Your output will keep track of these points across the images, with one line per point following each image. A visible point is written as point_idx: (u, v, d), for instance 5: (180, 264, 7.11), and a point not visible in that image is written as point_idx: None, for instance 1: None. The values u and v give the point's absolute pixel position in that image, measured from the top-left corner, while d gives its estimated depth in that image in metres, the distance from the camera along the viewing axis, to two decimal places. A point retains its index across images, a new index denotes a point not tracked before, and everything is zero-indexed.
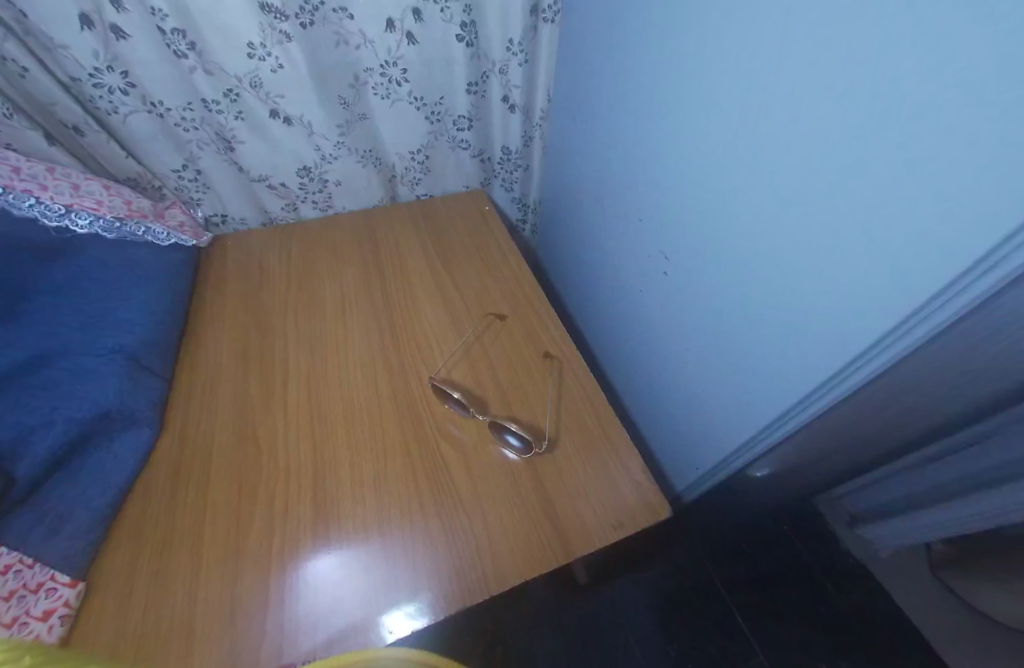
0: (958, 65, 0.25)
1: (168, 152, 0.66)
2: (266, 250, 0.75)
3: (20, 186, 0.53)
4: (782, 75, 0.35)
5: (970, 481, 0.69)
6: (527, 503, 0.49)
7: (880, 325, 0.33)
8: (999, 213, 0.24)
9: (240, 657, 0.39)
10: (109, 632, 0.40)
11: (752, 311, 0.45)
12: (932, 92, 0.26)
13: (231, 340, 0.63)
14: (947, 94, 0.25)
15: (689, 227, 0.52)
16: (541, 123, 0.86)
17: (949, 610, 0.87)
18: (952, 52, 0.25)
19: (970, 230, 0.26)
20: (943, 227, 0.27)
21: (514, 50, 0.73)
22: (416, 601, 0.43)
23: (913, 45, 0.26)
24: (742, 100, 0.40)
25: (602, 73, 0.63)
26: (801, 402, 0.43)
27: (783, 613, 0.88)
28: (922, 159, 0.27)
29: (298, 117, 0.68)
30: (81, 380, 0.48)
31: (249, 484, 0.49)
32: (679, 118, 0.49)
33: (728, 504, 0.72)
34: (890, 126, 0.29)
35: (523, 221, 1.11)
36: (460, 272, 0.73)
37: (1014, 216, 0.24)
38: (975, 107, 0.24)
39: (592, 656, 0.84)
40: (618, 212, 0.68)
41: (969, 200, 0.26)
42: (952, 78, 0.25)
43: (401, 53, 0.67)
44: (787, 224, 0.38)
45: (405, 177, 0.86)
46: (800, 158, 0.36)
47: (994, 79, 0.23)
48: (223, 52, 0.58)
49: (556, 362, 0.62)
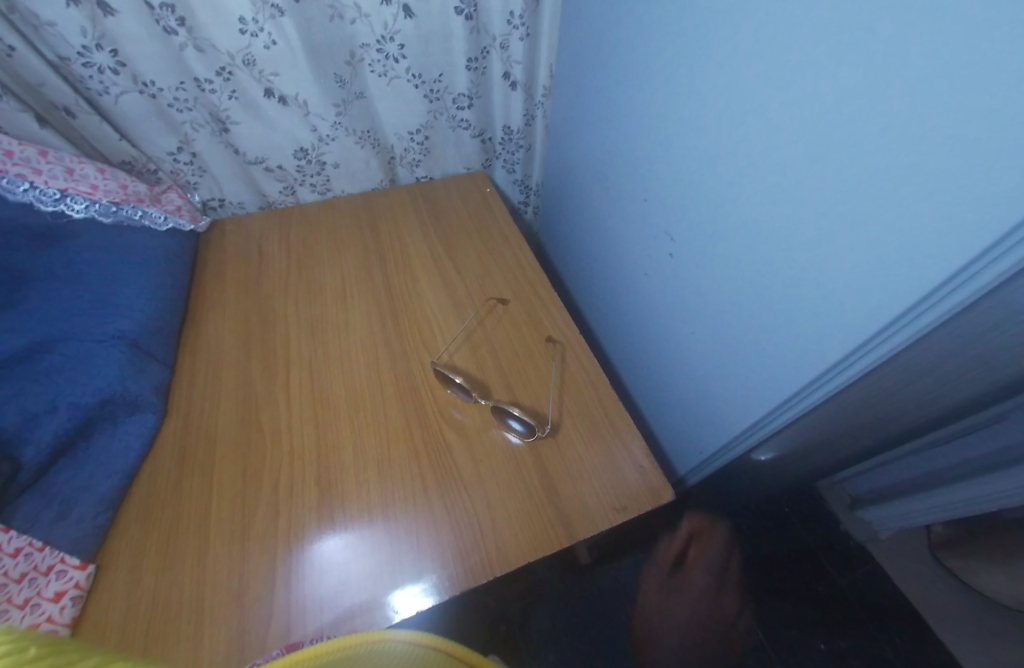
0: (968, 37, 0.23)
1: (162, 134, 0.65)
2: (264, 234, 0.74)
3: (13, 170, 0.52)
4: (795, 37, 0.33)
5: (972, 466, 0.69)
6: (530, 485, 0.49)
7: (891, 306, 0.32)
8: (1014, 200, 0.23)
9: (249, 637, 0.40)
10: (120, 611, 0.41)
11: (759, 294, 0.44)
12: (943, 67, 0.25)
13: (232, 325, 0.62)
14: (965, 65, 0.24)
15: (693, 210, 0.50)
16: (543, 101, 0.84)
17: (951, 592, 0.88)
18: (971, 20, 0.23)
19: (978, 217, 0.25)
20: (941, 212, 0.27)
21: (515, 24, 0.70)
22: (421, 582, 0.43)
23: (921, 18, 0.25)
24: (752, 70, 0.38)
25: (605, 45, 0.60)
26: (809, 387, 0.42)
27: (783, 592, 0.89)
28: (933, 137, 0.26)
29: (293, 97, 0.66)
30: (83, 365, 0.48)
31: (253, 467, 0.50)
32: (685, 91, 0.47)
33: (730, 489, 0.72)
34: (896, 105, 0.28)
35: (526, 203, 1.09)
36: (461, 255, 0.72)
37: (1017, 207, 0.23)
38: (992, 82, 0.23)
39: (593, 634, 0.86)
40: (622, 194, 0.66)
41: (973, 185, 0.25)
42: (960, 53, 0.24)
43: (398, 27, 0.64)
44: (797, 200, 0.37)
45: (404, 158, 0.85)
46: (805, 139, 0.34)
47: (1007, 54, 0.22)
48: (214, 28, 0.56)
49: (559, 345, 0.61)
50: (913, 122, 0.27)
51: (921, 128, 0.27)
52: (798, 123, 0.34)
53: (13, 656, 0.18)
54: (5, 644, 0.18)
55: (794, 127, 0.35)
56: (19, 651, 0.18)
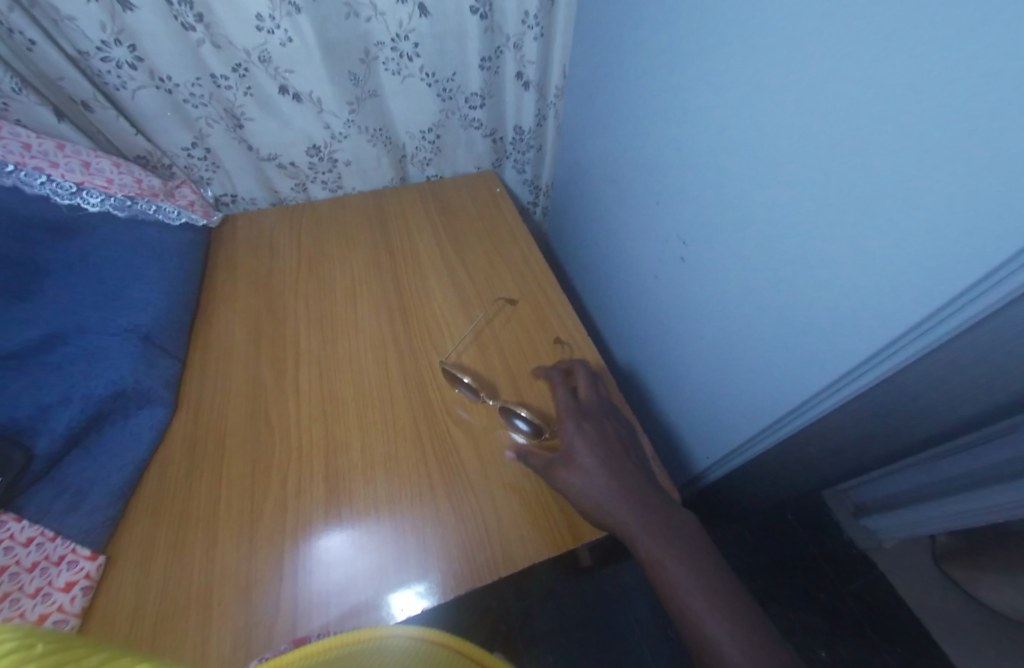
0: (987, 49, 0.23)
1: (177, 130, 0.65)
2: (275, 230, 0.74)
3: (31, 163, 0.53)
4: (814, 43, 0.33)
5: (975, 477, 0.67)
6: (536, 487, 0.49)
7: (903, 318, 0.31)
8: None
9: (256, 631, 0.40)
10: (129, 601, 0.41)
11: (770, 301, 0.44)
12: (963, 79, 0.25)
13: (243, 320, 0.63)
14: (981, 78, 0.24)
15: (705, 214, 0.50)
16: (555, 101, 0.83)
17: (955, 604, 0.87)
18: (987, 36, 0.23)
19: (990, 233, 0.25)
20: (952, 225, 0.27)
21: (529, 24, 0.70)
22: (426, 580, 0.43)
23: (940, 29, 0.25)
24: (769, 75, 0.37)
25: (620, 45, 0.59)
26: (823, 393, 0.41)
27: (784, 598, 0.89)
28: (946, 150, 0.26)
29: (307, 94, 0.67)
30: (96, 359, 0.48)
31: (262, 462, 0.50)
32: (700, 94, 0.46)
33: (736, 495, 0.72)
34: (913, 116, 0.27)
35: (535, 203, 1.08)
36: (471, 254, 0.72)
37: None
38: (1005, 99, 0.23)
39: (593, 635, 0.86)
40: (632, 196, 0.66)
41: (990, 199, 0.25)
42: (979, 66, 0.24)
43: (413, 26, 0.64)
44: (811, 208, 0.36)
45: (415, 157, 0.85)
46: (821, 147, 0.34)
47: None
48: (232, 25, 0.57)
49: (567, 347, 0.61)
50: (925, 135, 0.27)
51: (937, 138, 0.26)
52: (814, 130, 0.34)
53: (19, 653, 0.17)
54: (10, 641, 0.18)
55: (809, 134, 0.35)
56: (26, 649, 0.17)
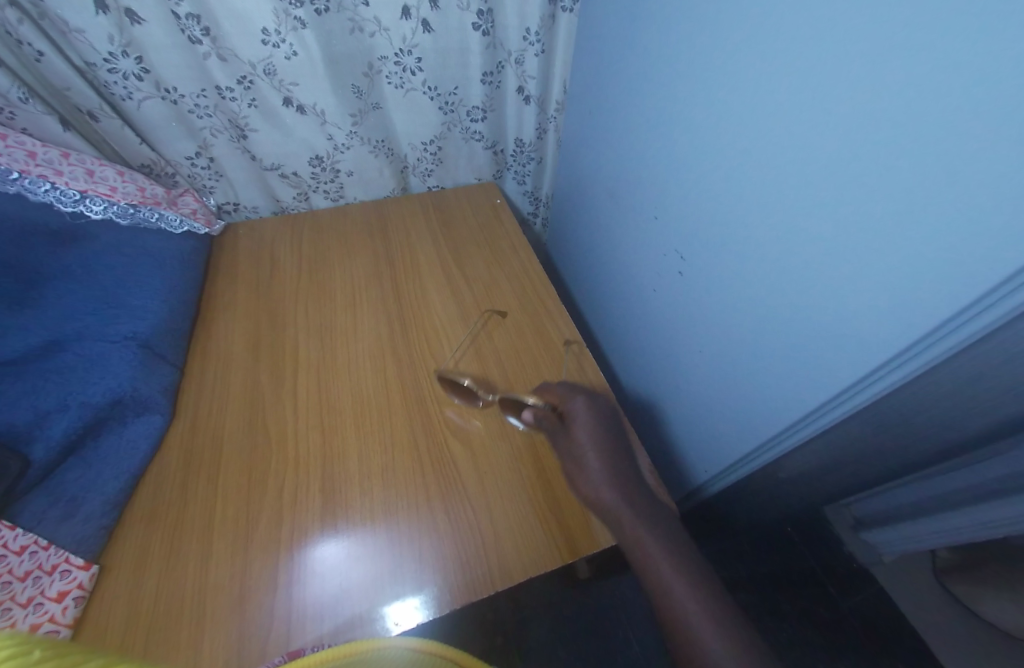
0: (984, 82, 0.24)
1: (181, 139, 0.66)
2: (277, 239, 0.75)
3: (35, 171, 0.54)
4: (817, 65, 0.33)
5: (973, 492, 0.66)
6: (534, 501, 0.49)
7: (900, 334, 0.32)
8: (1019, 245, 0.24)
9: (249, 643, 0.40)
10: (120, 612, 0.41)
11: (772, 316, 0.43)
12: (960, 105, 0.25)
13: (243, 329, 0.63)
14: (977, 105, 0.24)
15: (703, 230, 0.51)
16: (556, 115, 0.84)
17: (954, 619, 0.86)
18: (984, 70, 0.24)
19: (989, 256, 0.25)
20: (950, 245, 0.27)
21: (530, 40, 0.71)
22: (421, 593, 0.43)
23: (934, 58, 0.26)
24: (769, 92, 0.38)
25: (620, 62, 0.60)
26: (819, 410, 0.42)
27: (783, 613, 0.88)
28: (942, 174, 0.27)
29: (311, 106, 0.68)
30: (95, 366, 0.48)
31: (258, 472, 0.50)
32: (701, 111, 0.47)
33: (735, 510, 0.71)
34: (913, 140, 0.28)
35: (534, 214, 1.09)
36: (469, 264, 0.73)
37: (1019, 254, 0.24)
38: (1002, 129, 0.24)
39: (591, 649, 0.85)
40: (632, 210, 0.66)
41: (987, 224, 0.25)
42: (976, 97, 0.24)
43: (416, 41, 0.66)
44: (809, 227, 0.37)
45: (417, 168, 0.86)
46: (818, 169, 0.35)
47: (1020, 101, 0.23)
48: (238, 39, 0.58)
49: (574, 347, 0.62)
50: (922, 163, 0.28)
51: (934, 160, 0.27)
52: (813, 151, 0.35)
53: (17, 659, 0.17)
54: (6, 648, 0.18)
55: (810, 152, 0.35)
56: (23, 654, 0.17)
